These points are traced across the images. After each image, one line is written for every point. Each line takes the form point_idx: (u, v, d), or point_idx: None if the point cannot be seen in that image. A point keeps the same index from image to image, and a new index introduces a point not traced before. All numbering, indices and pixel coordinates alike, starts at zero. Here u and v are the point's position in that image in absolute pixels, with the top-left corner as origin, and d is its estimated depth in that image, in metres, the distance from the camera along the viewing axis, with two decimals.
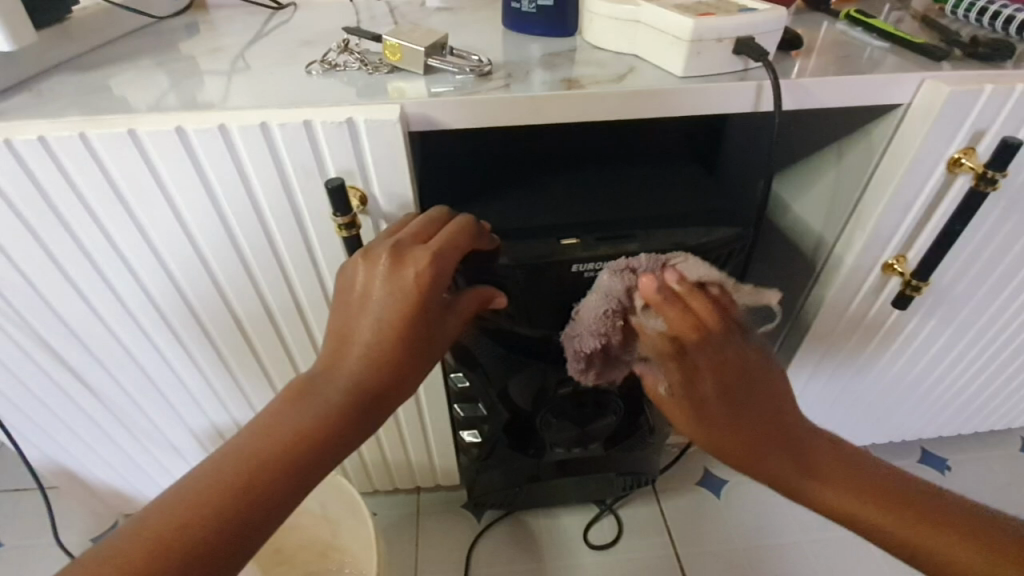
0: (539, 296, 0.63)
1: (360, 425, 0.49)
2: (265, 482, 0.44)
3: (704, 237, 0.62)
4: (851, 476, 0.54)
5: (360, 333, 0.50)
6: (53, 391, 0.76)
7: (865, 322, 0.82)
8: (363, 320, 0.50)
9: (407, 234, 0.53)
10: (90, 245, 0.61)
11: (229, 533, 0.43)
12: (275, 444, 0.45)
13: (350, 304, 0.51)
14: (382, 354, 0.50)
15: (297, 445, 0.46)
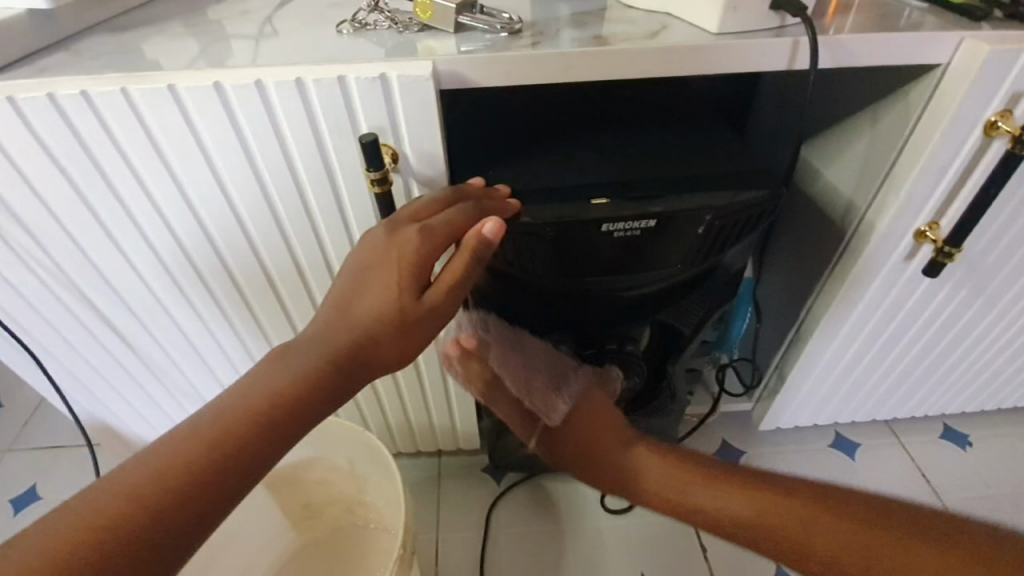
0: (566, 259, 0.62)
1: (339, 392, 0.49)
2: (254, 440, 0.45)
3: (732, 199, 0.60)
4: (775, 500, 0.57)
5: (358, 296, 0.50)
6: (94, 345, 0.79)
7: (894, 292, 0.81)
8: (367, 278, 0.51)
9: (406, 211, 0.54)
10: (130, 201, 0.63)
11: (203, 484, 0.43)
12: (256, 402, 0.46)
13: (371, 257, 0.51)
14: (367, 319, 0.49)
15: (272, 407, 0.46)
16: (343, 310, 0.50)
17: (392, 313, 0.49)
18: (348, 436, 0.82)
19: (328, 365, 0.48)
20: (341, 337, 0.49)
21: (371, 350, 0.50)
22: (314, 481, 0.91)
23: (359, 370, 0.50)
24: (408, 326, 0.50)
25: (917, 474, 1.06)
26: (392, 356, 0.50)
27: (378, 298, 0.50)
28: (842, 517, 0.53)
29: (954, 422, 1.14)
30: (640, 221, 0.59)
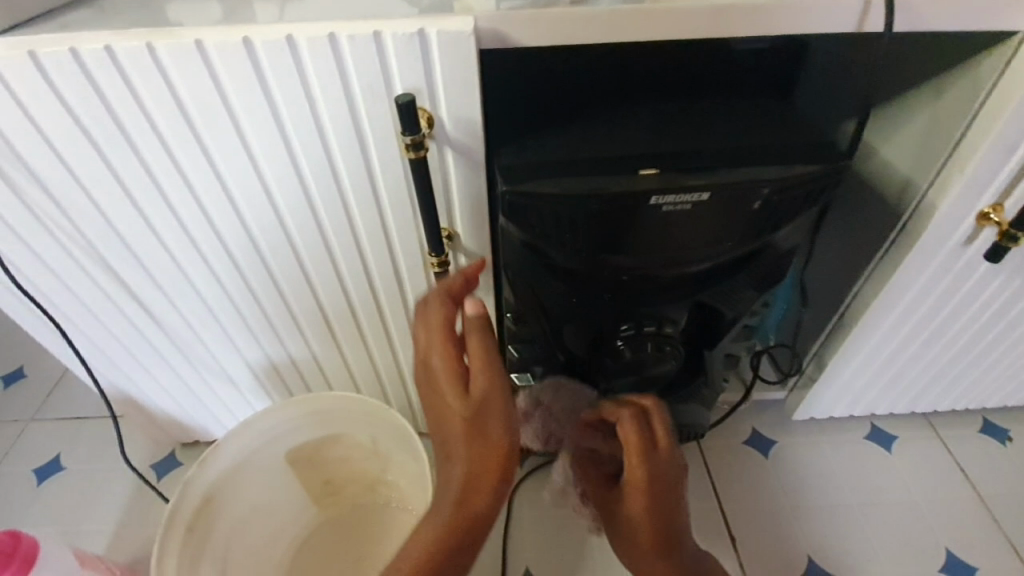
0: (608, 234, 0.59)
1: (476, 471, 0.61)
2: (455, 522, 0.60)
3: (783, 172, 0.56)
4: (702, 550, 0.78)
5: (432, 396, 0.66)
6: (118, 316, 0.78)
7: (949, 279, 0.76)
8: (433, 394, 0.66)
9: (440, 359, 0.64)
10: (155, 166, 0.61)
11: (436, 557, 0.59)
12: (439, 535, 0.60)
13: (420, 368, 0.68)
14: (461, 451, 0.62)
15: (454, 535, 0.60)
16: (438, 423, 0.65)
17: (463, 404, 0.62)
18: (375, 413, 0.81)
19: (462, 464, 0.61)
20: (456, 455, 0.62)
21: (474, 483, 0.61)
22: (338, 458, 0.89)
23: (481, 459, 0.61)
24: (483, 416, 0.61)
25: (955, 469, 1.02)
26: (492, 454, 0.61)
27: (450, 396, 0.63)
28: None
29: (995, 417, 1.09)
30: (692, 194, 0.55)
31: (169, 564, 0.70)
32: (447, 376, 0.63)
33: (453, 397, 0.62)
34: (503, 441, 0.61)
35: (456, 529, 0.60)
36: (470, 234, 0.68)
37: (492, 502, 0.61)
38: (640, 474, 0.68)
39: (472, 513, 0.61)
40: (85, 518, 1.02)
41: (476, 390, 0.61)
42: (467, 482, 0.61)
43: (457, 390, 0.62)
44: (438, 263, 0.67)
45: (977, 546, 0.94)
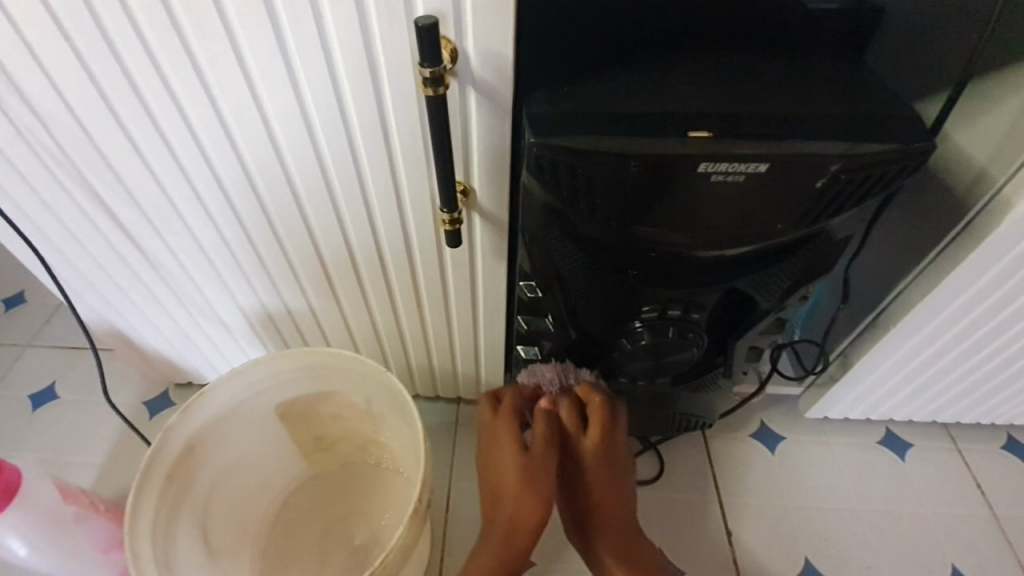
0: (645, 202, 0.52)
1: (533, 506, 0.68)
2: (499, 566, 0.70)
3: (858, 149, 0.48)
4: None
5: (490, 478, 0.71)
6: (106, 248, 0.73)
7: (1009, 288, 0.68)
8: (487, 474, 0.72)
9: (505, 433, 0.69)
10: (144, 83, 0.54)
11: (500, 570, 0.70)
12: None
13: (483, 451, 0.73)
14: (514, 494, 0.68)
15: (508, 553, 0.70)
16: (490, 504, 0.72)
17: (517, 479, 0.67)
18: (371, 373, 0.76)
19: (516, 495, 0.68)
20: (502, 510, 0.69)
21: (522, 519, 0.68)
22: (330, 415, 0.85)
23: (522, 516, 0.68)
24: (529, 484, 0.67)
25: (970, 485, 0.97)
26: (534, 505, 0.68)
27: (505, 474, 0.69)
28: None
29: (1020, 434, 1.03)
30: (748, 163, 0.48)
31: (145, 511, 0.68)
32: (508, 456, 0.68)
33: (506, 479, 0.68)
34: (543, 502, 0.68)
35: (506, 540, 0.70)
36: (488, 190, 0.61)
37: (523, 547, 0.70)
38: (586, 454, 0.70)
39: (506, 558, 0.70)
40: (74, 449, 1.01)
41: (536, 455, 0.67)
42: (507, 541, 0.70)
43: (515, 471, 0.68)
44: (450, 221, 0.60)
45: (985, 565, 0.90)
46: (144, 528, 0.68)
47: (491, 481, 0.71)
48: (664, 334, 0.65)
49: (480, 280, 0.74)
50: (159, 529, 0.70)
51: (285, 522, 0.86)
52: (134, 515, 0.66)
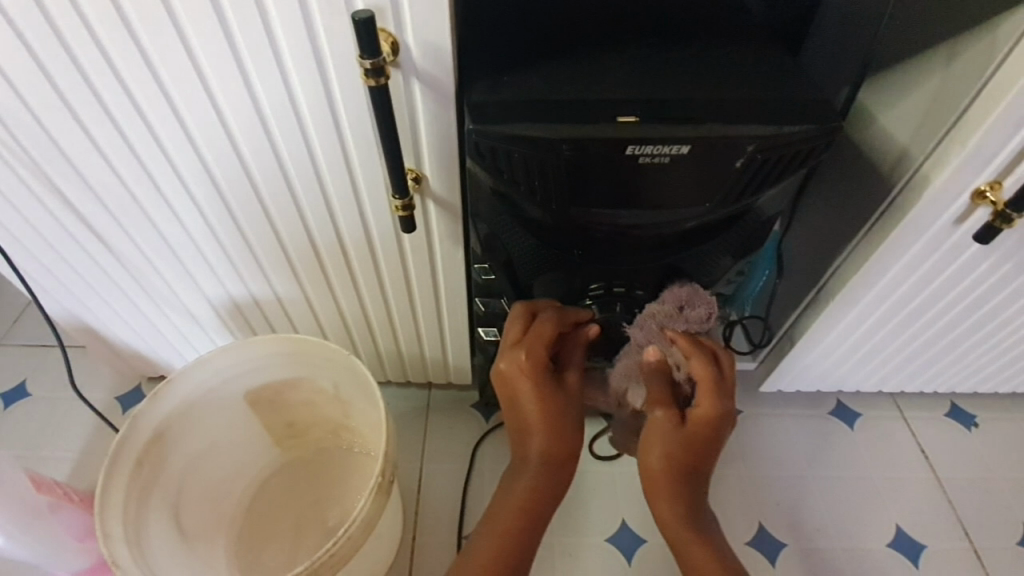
0: (581, 184, 0.55)
1: (565, 427, 0.64)
2: (531, 500, 0.65)
3: (771, 132, 0.52)
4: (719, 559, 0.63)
5: (516, 421, 0.66)
6: (72, 244, 0.73)
7: (932, 261, 0.73)
8: (514, 419, 0.67)
9: (526, 358, 0.64)
10: (97, 79, 0.56)
11: (536, 503, 0.65)
12: (508, 518, 0.65)
13: (504, 397, 0.67)
14: (543, 416, 0.64)
15: (542, 483, 0.65)
16: (518, 444, 0.67)
17: (551, 402, 0.64)
18: (336, 358, 0.79)
19: (548, 418, 0.64)
20: (533, 436, 0.64)
21: (556, 441, 0.64)
22: (299, 402, 0.88)
23: (555, 447, 0.64)
24: (562, 421, 0.64)
25: (916, 451, 1.03)
26: (566, 436, 0.65)
27: (533, 401, 0.64)
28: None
29: (962, 401, 1.09)
30: (671, 146, 0.52)
31: (115, 494, 0.70)
32: (536, 382, 0.63)
33: (536, 420, 0.64)
34: (574, 436, 0.65)
35: (543, 467, 0.64)
36: (439, 177, 0.64)
37: (558, 487, 0.66)
38: (711, 407, 0.62)
39: (540, 498, 0.65)
40: (48, 444, 1.02)
41: (569, 387, 0.66)
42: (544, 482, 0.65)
43: (543, 406, 0.63)
44: (403, 206, 0.63)
45: (927, 525, 0.96)
46: (115, 510, 0.70)
47: (517, 423, 0.66)
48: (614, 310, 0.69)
49: (440, 265, 0.76)
50: (130, 511, 0.72)
51: (259, 505, 0.89)
52: (104, 498, 0.69)
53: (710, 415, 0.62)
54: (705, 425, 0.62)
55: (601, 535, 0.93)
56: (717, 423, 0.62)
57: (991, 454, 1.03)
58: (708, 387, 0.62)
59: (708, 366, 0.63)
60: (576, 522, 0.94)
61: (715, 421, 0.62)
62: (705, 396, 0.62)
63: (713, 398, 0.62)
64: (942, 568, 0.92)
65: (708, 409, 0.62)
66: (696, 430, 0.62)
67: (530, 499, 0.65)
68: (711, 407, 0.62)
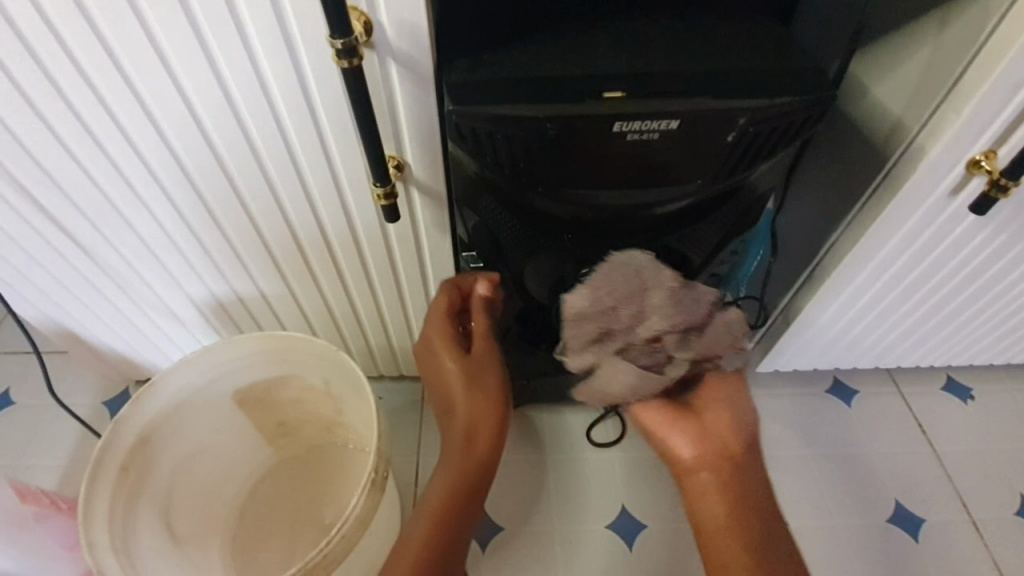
0: (568, 163, 0.54)
1: (483, 392, 0.61)
2: (453, 480, 0.57)
3: (763, 103, 0.50)
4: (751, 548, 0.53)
5: (441, 408, 0.64)
6: (43, 247, 0.70)
7: (927, 234, 0.72)
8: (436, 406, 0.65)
9: (434, 329, 0.65)
10: (56, 72, 0.52)
11: (460, 492, 0.57)
12: (430, 515, 0.56)
13: (430, 384, 0.66)
14: (456, 383, 0.62)
15: (466, 460, 0.58)
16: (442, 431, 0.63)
17: (465, 367, 0.62)
18: (324, 354, 0.77)
19: (462, 381, 0.61)
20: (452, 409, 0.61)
21: (474, 402, 0.60)
22: (289, 399, 0.86)
23: (475, 412, 0.60)
24: (479, 382, 0.61)
25: (913, 426, 1.03)
26: (484, 400, 0.60)
27: (449, 370, 0.63)
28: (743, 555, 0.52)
29: (958, 374, 1.09)
30: (660, 121, 0.50)
31: (100, 503, 0.69)
32: (447, 354, 0.63)
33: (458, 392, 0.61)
34: (496, 401, 0.61)
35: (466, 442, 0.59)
36: (421, 163, 0.61)
37: (482, 467, 0.58)
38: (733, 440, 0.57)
39: (467, 483, 0.57)
40: (37, 453, 1.00)
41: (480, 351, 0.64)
42: (466, 458, 0.58)
43: (458, 370, 0.62)
44: (385, 195, 0.60)
45: (925, 498, 0.96)
46: (100, 520, 0.68)
47: (439, 409, 0.64)
48: None
49: (427, 255, 0.74)
50: (116, 520, 0.71)
51: (254, 507, 0.88)
52: (88, 507, 0.67)
53: (724, 414, 0.58)
54: (711, 427, 0.57)
55: (601, 522, 0.92)
56: (730, 433, 0.57)
57: (987, 426, 1.03)
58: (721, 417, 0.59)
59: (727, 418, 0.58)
60: (575, 510, 0.93)
61: (702, 420, 0.58)
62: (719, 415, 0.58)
63: (721, 406, 0.59)
64: (941, 541, 0.92)
65: (722, 412, 0.59)
66: (677, 418, 0.59)
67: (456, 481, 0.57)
68: (727, 415, 0.58)
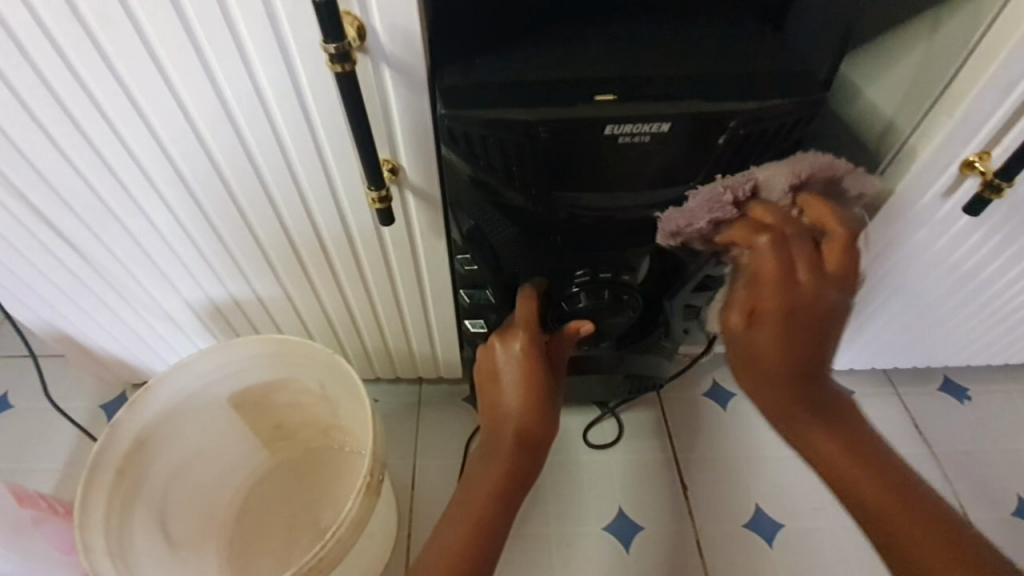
0: (561, 167, 0.54)
1: (548, 404, 0.63)
2: (502, 478, 0.60)
3: (753, 106, 0.51)
4: (905, 482, 0.50)
5: (488, 400, 0.65)
6: (39, 250, 0.70)
7: (921, 235, 0.72)
8: (486, 398, 0.66)
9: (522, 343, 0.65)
10: (51, 76, 0.53)
11: (509, 491, 0.60)
12: (476, 499, 0.60)
13: (483, 377, 0.67)
14: (516, 389, 0.63)
15: (518, 453, 0.61)
16: (491, 426, 0.64)
17: (534, 382, 0.63)
18: (320, 358, 0.77)
19: (529, 390, 0.63)
20: (508, 407, 0.63)
21: (536, 410, 0.62)
22: (285, 402, 0.86)
23: (527, 419, 0.62)
24: (542, 397, 0.63)
25: (910, 427, 1.03)
26: (543, 409, 0.62)
27: (509, 376, 0.64)
28: (914, 512, 0.48)
29: (954, 375, 1.09)
30: (651, 124, 0.51)
31: (96, 508, 0.69)
32: (517, 365, 0.64)
33: (513, 393, 0.63)
34: (551, 412, 0.63)
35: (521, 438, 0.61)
36: (415, 167, 0.62)
37: (530, 470, 0.62)
38: (773, 269, 0.51)
39: (512, 482, 0.60)
40: (33, 457, 1.00)
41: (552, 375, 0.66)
42: (509, 462, 0.60)
43: (524, 376, 0.63)
44: (379, 199, 0.61)
45: None
46: (96, 525, 0.69)
47: (489, 400, 0.65)
48: (596, 298, 0.68)
49: (422, 258, 0.74)
50: (112, 524, 0.71)
51: (250, 511, 0.87)
52: (84, 512, 0.67)
53: (829, 312, 0.51)
54: (814, 310, 0.50)
55: (597, 524, 0.92)
56: (834, 315, 0.51)
57: (984, 427, 1.03)
58: (780, 273, 0.50)
59: (778, 258, 0.50)
60: (572, 512, 0.93)
61: (801, 307, 0.50)
62: (834, 282, 0.50)
63: (838, 286, 0.50)
64: None
65: (832, 301, 0.50)
66: (805, 327, 0.51)
67: (504, 477, 0.60)
68: (841, 300, 0.51)
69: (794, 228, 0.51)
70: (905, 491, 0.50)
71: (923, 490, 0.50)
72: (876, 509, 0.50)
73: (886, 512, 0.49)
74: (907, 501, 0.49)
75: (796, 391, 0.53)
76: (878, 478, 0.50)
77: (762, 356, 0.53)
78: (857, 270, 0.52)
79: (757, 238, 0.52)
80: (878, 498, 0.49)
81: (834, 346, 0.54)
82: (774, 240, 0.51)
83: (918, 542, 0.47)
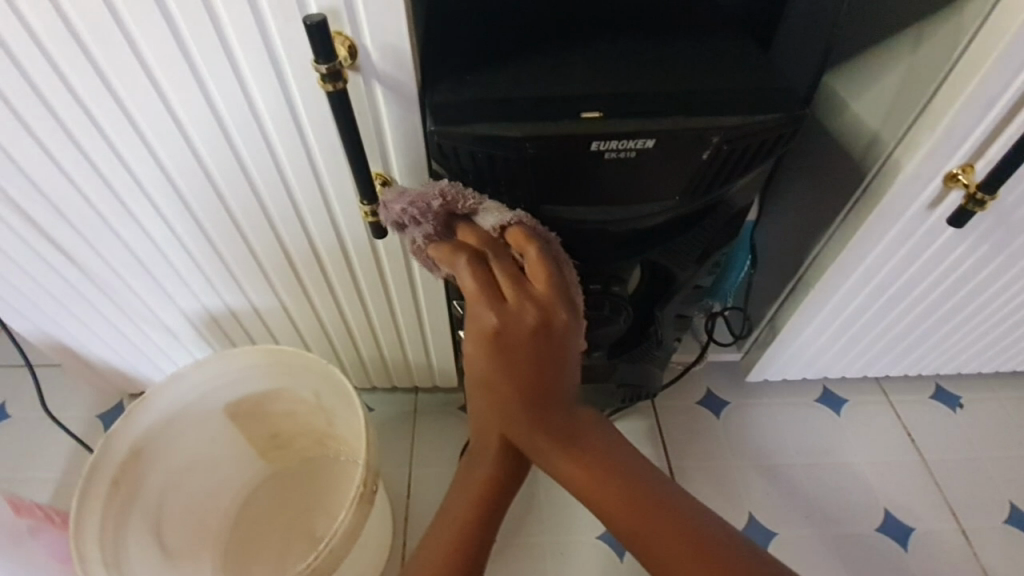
0: (550, 182, 0.55)
1: None
2: (491, 485, 0.61)
3: (737, 123, 0.52)
4: (620, 468, 0.55)
5: (473, 403, 0.62)
6: (37, 262, 0.71)
7: (908, 246, 0.73)
8: (472, 399, 0.63)
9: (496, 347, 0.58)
10: (50, 94, 0.54)
11: (499, 497, 0.62)
12: (465, 506, 0.61)
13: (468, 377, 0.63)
14: (496, 395, 0.59)
15: (505, 460, 0.61)
16: (477, 428, 0.63)
17: None
18: (315, 367, 0.78)
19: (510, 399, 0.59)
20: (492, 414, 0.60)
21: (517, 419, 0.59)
22: (280, 412, 0.86)
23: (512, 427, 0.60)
24: None
25: (903, 435, 1.04)
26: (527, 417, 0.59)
27: None
28: (641, 506, 0.53)
29: (946, 383, 1.10)
30: (637, 140, 0.52)
31: (91, 520, 0.70)
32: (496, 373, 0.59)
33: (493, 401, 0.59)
34: None
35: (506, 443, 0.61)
36: (408, 181, 0.63)
37: (516, 471, 0.63)
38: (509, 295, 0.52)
39: (498, 487, 0.62)
40: (31, 467, 1.00)
41: None
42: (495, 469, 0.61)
43: (502, 384, 0.59)
44: (372, 212, 0.61)
45: (914, 507, 0.96)
46: (91, 537, 0.69)
47: (474, 404, 0.63)
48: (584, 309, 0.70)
49: (417, 269, 0.75)
50: (107, 536, 0.71)
51: (246, 520, 0.88)
52: (80, 524, 0.68)
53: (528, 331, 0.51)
54: (518, 333, 0.51)
55: (592, 533, 0.92)
56: (566, 336, 0.53)
57: (976, 434, 1.04)
58: (479, 298, 0.52)
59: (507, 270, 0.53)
60: (567, 521, 0.93)
61: (500, 331, 0.51)
62: (528, 305, 0.51)
63: (533, 305, 0.51)
64: (929, 550, 0.93)
65: (531, 324, 0.51)
66: (512, 356, 0.52)
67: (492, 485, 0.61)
68: (536, 326, 0.51)
69: (493, 248, 0.54)
70: (622, 488, 0.54)
71: (690, 513, 0.53)
72: (616, 520, 0.54)
73: (609, 512, 0.54)
74: (653, 505, 0.53)
75: (537, 414, 0.55)
76: (607, 488, 0.54)
77: (492, 380, 0.55)
78: (564, 285, 0.53)
79: (457, 259, 0.53)
80: (625, 518, 0.53)
81: (568, 370, 0.55)
82: (470, 259, 0.53)
83: (655, 550, 0.51)
